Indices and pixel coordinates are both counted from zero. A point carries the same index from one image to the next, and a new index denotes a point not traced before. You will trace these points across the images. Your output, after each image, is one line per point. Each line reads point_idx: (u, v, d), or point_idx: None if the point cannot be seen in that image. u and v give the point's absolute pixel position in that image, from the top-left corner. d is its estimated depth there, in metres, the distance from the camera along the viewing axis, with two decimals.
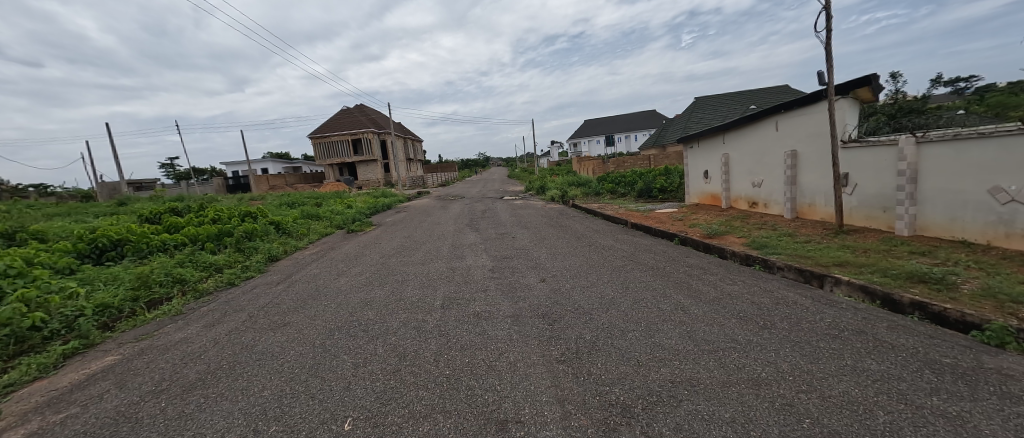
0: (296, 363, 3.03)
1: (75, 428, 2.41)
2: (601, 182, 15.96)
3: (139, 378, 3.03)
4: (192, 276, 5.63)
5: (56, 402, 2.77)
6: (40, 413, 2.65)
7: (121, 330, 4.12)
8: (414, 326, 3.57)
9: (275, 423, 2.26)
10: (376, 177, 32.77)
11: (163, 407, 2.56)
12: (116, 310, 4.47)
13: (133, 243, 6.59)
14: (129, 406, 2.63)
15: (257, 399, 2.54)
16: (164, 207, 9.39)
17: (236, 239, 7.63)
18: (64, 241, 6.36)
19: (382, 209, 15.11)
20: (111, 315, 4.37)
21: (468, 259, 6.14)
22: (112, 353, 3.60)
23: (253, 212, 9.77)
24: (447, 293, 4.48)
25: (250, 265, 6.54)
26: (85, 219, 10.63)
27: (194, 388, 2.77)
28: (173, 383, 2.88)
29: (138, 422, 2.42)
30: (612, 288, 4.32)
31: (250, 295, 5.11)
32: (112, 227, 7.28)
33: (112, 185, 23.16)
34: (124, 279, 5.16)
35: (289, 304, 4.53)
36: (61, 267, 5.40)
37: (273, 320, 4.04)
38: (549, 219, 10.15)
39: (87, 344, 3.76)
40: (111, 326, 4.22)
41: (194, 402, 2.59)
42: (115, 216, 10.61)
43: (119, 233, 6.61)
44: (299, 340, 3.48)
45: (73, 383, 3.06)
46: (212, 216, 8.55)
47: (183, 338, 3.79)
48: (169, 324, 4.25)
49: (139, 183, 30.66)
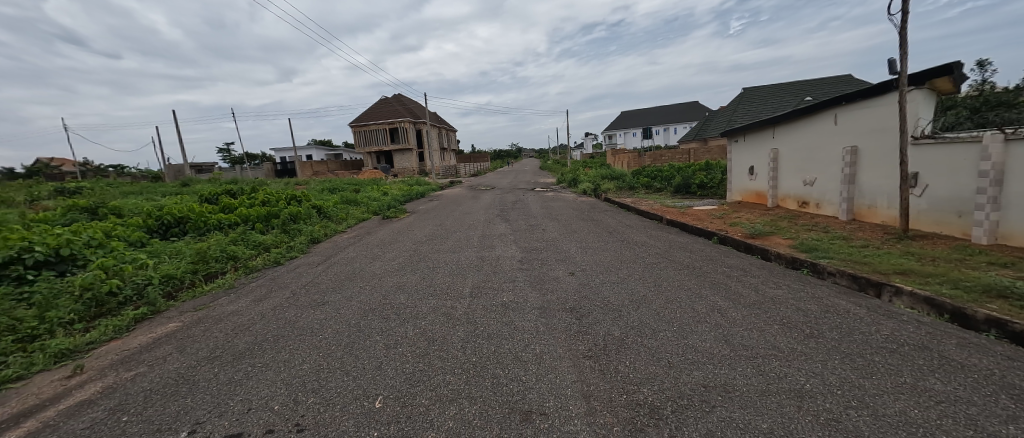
0: (332, 340, 3.12)
1: (143, 386, 2.60)
2: (636, 176, 15.51)
3: (197, 344, 3.23)
4: (244, 254, 5.95)
5: (127, 361, 2.99)
6: (117, 369, 2.89)
7: (183, 300, 4.42)
8: (443, 313, 3.59)
9: (313, 395, 2.33)
10: (411, 165, 33.45)
11: (217, 373, 2.70)
12: (179, 281, 4.78)
13: (194, 221, 7.03)
14: (188, 369, 2.80)
15: (297, 371, 2.64)
16: (220, 189, 9.98)
17: (282, 221, 7.97)
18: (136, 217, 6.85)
19: (415, 197, 15.44)
20: (174, 286, 4.68)
21: (498, 249, 6.14)
22: (173, 320, 3.84)
23: (298, 196, 10.16)
24: (476, 282, 4.48)
25: (294, 246, 6.84)
26: (153, 198, 11.58)
27: (244, 357, 2.91)
28: (225, 352, 3.04)
29: (194, 385, 2.57)
30: (645, 286, 4.17)
31: (293, 273, 5.35)
32: (177, 206, 7.83)
33: (175, 167, 25.17)
34: (186, 254, 5.52)
35: (328, 284, 4.72)
36: (135, 241, 5.87)
37: (312, 299, 4.19)
38: (579, 213, 9.98)
39: (154, 310, 4.05)
40: (174, 296, 4.53)
41: (241, 370, 2.72)
42: (178, 196, 11.38)
43: (182, 212, 7.07)
44: (335, 319, 3.58)
45: (143, 344, 3.31)
46: (262, 199, 9.00)
47: (233, 311, 3.99)
48: (223, 296, 4.52)
49: (199, 167, 32.79)
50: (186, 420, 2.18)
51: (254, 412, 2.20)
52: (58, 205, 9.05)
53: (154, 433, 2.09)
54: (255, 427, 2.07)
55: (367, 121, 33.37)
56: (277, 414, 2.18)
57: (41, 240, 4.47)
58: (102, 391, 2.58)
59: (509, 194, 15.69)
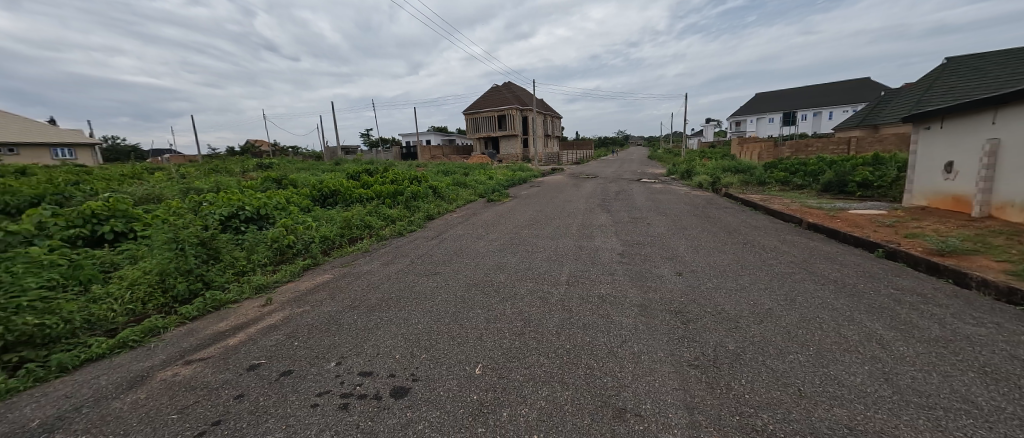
0: (441, 307, 3.41)
1: (308, 320, 3.21)
2: (768, 170, 13.52)
3: (343, 293, 3.84)
4: (376, 224, 6.83)
5: (300, 299, 3.71)
6: (296, 303, 3.62)
7: (335, 256, 5.29)
8: (540, 296, 3.65)
9: (425, 353, 2.58)
10: (516, 151, 34.38)
11: (356, 319, 3.18)
12: (332, 240, 5.74)
13: (343, 194, 8.38)
14: (337, 312, 3.36)
15: (413, 329, 2.94)
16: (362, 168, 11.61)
17: (406, 198, 8.92)
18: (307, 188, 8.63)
19: (518, 182, 15.87)
20: (329, 244, 5.64)
21: (598, 240, 5.95)
22: (326, 271, 4.64)
23: (419, 177, 11.24)
24: (573, 270, 4.44)
25: (414, 220, 7.61)
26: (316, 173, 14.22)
27: (376, 310, 3.36)
28: (361, 303, 3.54)
29: (341, 326, 3.06)
30: (771, 298, 3.62)
31: (412, 244, 5.98)
32: (332, 180, 9.41)
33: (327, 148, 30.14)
34: (337, 220, 6.57)
35: (439, 256, 5.17)
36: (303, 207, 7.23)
37: (426, 268, 4.64)
38: (692, 208, 9.14)
39: (315, 261, 4.94)
40: (328, 252, 5.44)
41: (374, 320, 3.15)
42: (333, 173, 13.81)
43: (334, 186, 8.54)
44: (444, 288, 3.91)
45: (307, 287, 4.08)
46: (392, 178, 10.21)
47: (366, 270, 4.64)
48: (361, 257, 5.27)
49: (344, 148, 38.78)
50: (335, 353, 2.61)
51: (381, 358, 2.53)
52: (257, 175, 11.69)
53: (313, 359, 2.55)
54: (381, 371, 2.38)
55: (479, 108, 35.22)
56: (397, 362, 2.47)
57: (248, 200, 5.84)
58: (281, 320, 3.25)
59: (614, 183, 15.11)
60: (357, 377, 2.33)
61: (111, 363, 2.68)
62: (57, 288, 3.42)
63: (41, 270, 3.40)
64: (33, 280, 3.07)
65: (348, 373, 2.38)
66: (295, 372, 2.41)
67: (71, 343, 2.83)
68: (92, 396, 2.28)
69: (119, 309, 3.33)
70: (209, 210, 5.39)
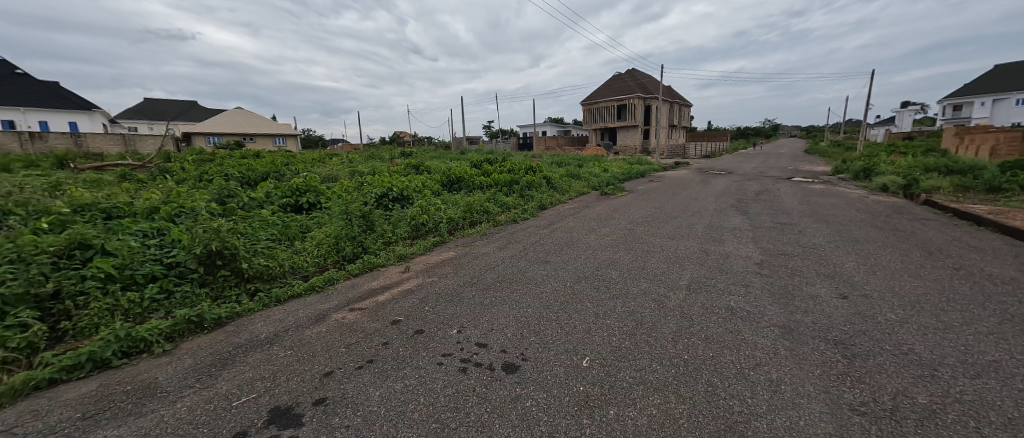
0: (552, 295, 3.49)
1: (437, 289, 3.62)
2: (993, 171, 10.18)
3: (466, 270, 4.22)
4: (494, 210, 7.26)
5: (432, 271, 4.21)
6: (426, 273, 4.13)
7: (459, 235, 5.82)
8: (654, 298, 3.47)
9: (536, 335, 2.70)
10: (636, 143, 32.63)
11: (476, 295, 3.47)
12: (457, 222, 6.31)
13: (467, 181, 9.14)
14: (460, 286, 3.72)
15: (526, 312, 3.09)
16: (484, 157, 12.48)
17: (521, 187, 9.27)
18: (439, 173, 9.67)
19: (637, 176, 15.10)
20: (455, 225, 6.22)
21: (729, 245, 5.33)
22: (451, 249, 5.15)
23: (534, 167, 11.56)
24: (695, 276, 4.09)
25: (528, 209, 7.88)
26: (444, 160, 15.71)
27: (493, 289, 3.62)
28: (479, 281, 3.85)
29: (463, 298, 3.38)
30: (978, 335, 2.78)
31: (525, 232, 6.22)
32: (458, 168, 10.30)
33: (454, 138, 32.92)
34: (462, 203, 7.19)
35: (551, 246, 5.28)
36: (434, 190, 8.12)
37: (538, 256, 4.79)
38: (861, 215, 7.49)
39: (443, 239, 5.51)
40: (454, 232, 6.00)
41: (490, 297, 3.40)
42: (459, 160, 15.10)
43: (460, 173, 9.35)
44: (555, 277, 4.01)
45: (437, 261, 4.60)
46: (510, 167, 10.72)
47: (484, 252, 5.00)
48: (480, 239, 5.70)
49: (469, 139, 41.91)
50: (457, 322, 2.92)
51: (495, 333, 2.73)
52: (401, 162, 13.52)
53: (440, 323, 2.88)
54: (494, 344, 2.58)
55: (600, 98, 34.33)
56: (509, 339, 2.64)
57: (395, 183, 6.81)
58: (416, 286, 3.74)
59: (754, 181, 13.24)
60: (474, 347, 2.56)
61: (304, 301, 3.49)
62: (281, 240, 4.65)
63: (263, 229, 4.71)
64: (263, 235, 4.49)
65: (467, 341, 2.63)
66: (426, 332, 2.76)
67: (281, 282, 3.78)
68: (290, 324, 2.99)
69: (311, 261, 4.23)
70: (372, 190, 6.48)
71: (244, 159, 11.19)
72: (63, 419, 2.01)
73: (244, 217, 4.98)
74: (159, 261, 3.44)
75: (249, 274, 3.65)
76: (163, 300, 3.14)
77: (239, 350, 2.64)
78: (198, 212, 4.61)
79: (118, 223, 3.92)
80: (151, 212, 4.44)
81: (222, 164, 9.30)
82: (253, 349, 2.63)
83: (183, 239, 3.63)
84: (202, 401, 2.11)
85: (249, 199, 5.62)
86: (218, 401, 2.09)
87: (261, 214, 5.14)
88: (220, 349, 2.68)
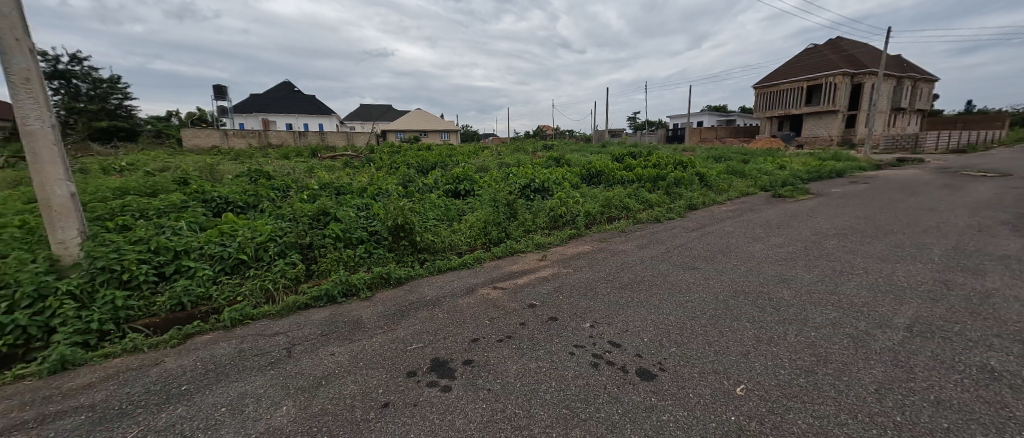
0: (698, 306, 3.19)
1: (572, 281, 3.70)
2: None
3: (601, 265, 4.19)
4: (636, 207, 6.93)
5: (568, 262, 4.31)
6: (562, 263, 4.25)
7: (596, 229, 5.79)
8: (837, 327, 2.77)
9: (676, 347, 2.50)
10: (831, 132, 26.41)
11: (612, 292, 3.42)
12: (595, 216, 6.26)
13: (607, 175, 8.99)
14: (596, 281, 3.71)
15: (666, 320, 2.89)
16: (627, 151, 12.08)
17: (667, 184, 8.59)
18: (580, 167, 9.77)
19: (830, 175, 12.21)
20: (592, 219, 6.20)
21: (989, 274, 3.82)
22: (588, 242, 5.16)
23: (685, 162, 10.55)
24: (914, 307, 3.10)
25: (675, 209, 7.26)
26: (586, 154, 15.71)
27: (630, 289, 3.49)
28: (616, 279, 3.77)
29: (598, 294, 3.37)
30: None
31: (670, 233, 5.76)
32: (600, 162, 10.20)
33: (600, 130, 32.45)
34: (601, 198, 7.11)
35: (701, 252, 4.77)
36: (573, 184, 8.21)
37: (684, 261, 4.40)
38: None
39: (580, 232, 5.57)
40: (591, 226, 5.99)
41: (626, 297, 3.31)
42: (601, 154, 14.91)
43: (601, 167, 9.27)
44: (702, 286, 3.65)
45: (574, 253, 4.68)
46: (656, 162, 10.07)
47: (622, 250, 4.84)
48: (618, 236, 5.55)
49: (616, 131, 40.65)
50: (590, 316, 2.93)
51: (630, 335, 2.65)
52: (544, 155, 14.04)
53: (575, 315, 2.94)
54: (629, 347, 2.51)
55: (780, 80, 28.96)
56: (646, 345, 2.53)
57: (537, 177, 7.19)
58: (552, 274, 3.90)
59: None
60: (606, 344, 2.54)
61: (458, 274, 3.98)
62: (446, 221, 5.34)
63: (432, 211, 5.50)
64: (432, 215, 5.30)
65: (598, 337, 2.62)
66: (559, 320, 2.85)
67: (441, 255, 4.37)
68: (447, 292, 3.45)
69: (465, 241, 4.75)
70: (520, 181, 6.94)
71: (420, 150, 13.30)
72: (309, 335, 2.73)
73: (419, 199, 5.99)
74: (367, 229, 4.35)
75: (421, 245, 4.36)
76: (366, 258, 3.97)
77: (412, 306, 3.18)
78: (389, 194, 5.72)
79: (344, 198, 5.09)
80: (360, 191, 5.70)
81: (404, 155, 11.12)
82: (422, 308, 3.13)
83: (381, 213, 4.51)
84: (387, 340, 2.61)
85: (423, 185, 6.71)
86: (394, 344, 2.55)
87: (431, 198, 6.06)
88: (400, 303, 3.26)
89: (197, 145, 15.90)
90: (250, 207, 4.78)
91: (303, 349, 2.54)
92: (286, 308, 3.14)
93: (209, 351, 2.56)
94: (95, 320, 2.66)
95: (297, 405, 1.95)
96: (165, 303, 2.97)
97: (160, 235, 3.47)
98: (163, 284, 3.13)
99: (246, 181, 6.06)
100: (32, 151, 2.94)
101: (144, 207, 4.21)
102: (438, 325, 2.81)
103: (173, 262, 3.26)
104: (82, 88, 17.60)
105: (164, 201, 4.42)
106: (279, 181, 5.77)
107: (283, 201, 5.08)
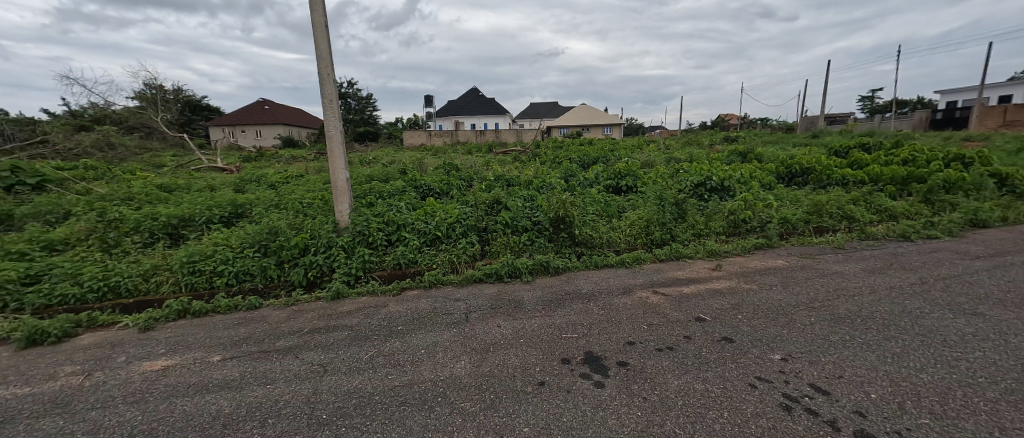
0: (979, 371, 2.12)
1: (758, 301, 3.13)
2: None
3: (800, 287, 3.41)
4: (864, 217, 5.28)
5: (750, 276, 3.69)
6: (743, 277, 3.66)
7: (792, 243, 4.75)
8: None
9: (928, 418, 1.77)
10: None
11: (816, 322, 2.74)
12: (793, 225, 5.13)
13: (817, 174, 7.24)
14: (791, 305, 3.05)
15: (907, 376, 2.09)
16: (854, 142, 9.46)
17: (929, 187, 6.08)
18: (776, 163, 8.20)
19: None
20: (789, 229, 5.09)
21: None
22: (782, 258, 4.26)
23: (970, 157, 7.31)
24: None
25: (937, 223, 5.17)
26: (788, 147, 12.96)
27: (845, 324, 2.70)
28: (824, 307, 2.99)
29: (793, 322, 2.76)
30: None
31: (925, 256, 4.14)
32: (807, 156, 8.30)
33: (812, 118, 26.11)
34: (805, 202, 5.75)
35: (991, 289, 3.24)
36: (766, 183, 6.94)
37: (954, 301, 3.03)
38: None
39: (769, 242, 4.68)
40: (786, 237, 4.94)
41: (837, 332, 2.59)
42: (811, 146, 12.11)
43: (809, 163, 7.53)
44: (980, 336, 2.49)
45: (760, 267, 3.96)
46: (903, 158, 7.51)
47: (836, 271, 3.80)
48: (830, 253, 4.38)
49: (838, 120, 32.02)
50: (781, 346, 2.42)
51: (843, 383, 2.04)
52: (727, 148, 12.25)
53: (758, 341, 2.49)
54: (841, 398, 1.93)
55: None
56: (875, 405, 1.86)
57: (716, 173, 6.34)
58: (729, 288, 3.41)
59: None
60: (806, 387, 2.03)
61: (615, 271, 3.91)
62: (604, 217, 5.24)
63: (591, 206, 5.49)
64: (591, 210, 5.31)
65: (794, 375, 2.13)
66: (736, 343, 2.47)
67: (596, 250, 4.36)
68: (603, 289, 3.43)
69: (624, 239, 4.60)
70: (688, 178, 6.29)
71: (586, 146, 13.40)
72: (482, 306, 3.13)
73: (580, 193, 6.05)
74: (530, 218, 4.63)
75: (579, 238, 4.44)
76: (529, 245, 4.28)
77: (569, 297, 3.27)
78: (552, 187, 5.98)
79: (514, 189, 5.56)
80: (527, 184, 6.16)
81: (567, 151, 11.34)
82: (578, 299, 3.19)
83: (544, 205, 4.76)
84: (544, 324, 2.75)
85: (584, 180, 6.85)
86: (549, 329, 2.67)
87: (592, 193, 6.06)
88: (558, 291, 3.41)
89: (412, 145, 19.68)
90: (444, 193, 5.78)
91: (478, 316, 2.92)
92: (465, 279, 3.67)
93: (416, 303, 3.22)
94: (350, 269, 3.66)
95: (471, 362, 2.25)
96: (391, 261, 3.84)
97: (388, 211, 4.53)
98: (389, 247, 4.04)
99: (443, 172, 7.32)
100: (331, 146, 4.24)
101: (378, 190, 5.57)
102: (591, 320, 2.80)
103: (396, 232, 4.17)
104: (352, 105, 25.21)
105: (393, 186, 5.78)
106: (466, 173, 6.78)
107: (467, 190, 5.98)
